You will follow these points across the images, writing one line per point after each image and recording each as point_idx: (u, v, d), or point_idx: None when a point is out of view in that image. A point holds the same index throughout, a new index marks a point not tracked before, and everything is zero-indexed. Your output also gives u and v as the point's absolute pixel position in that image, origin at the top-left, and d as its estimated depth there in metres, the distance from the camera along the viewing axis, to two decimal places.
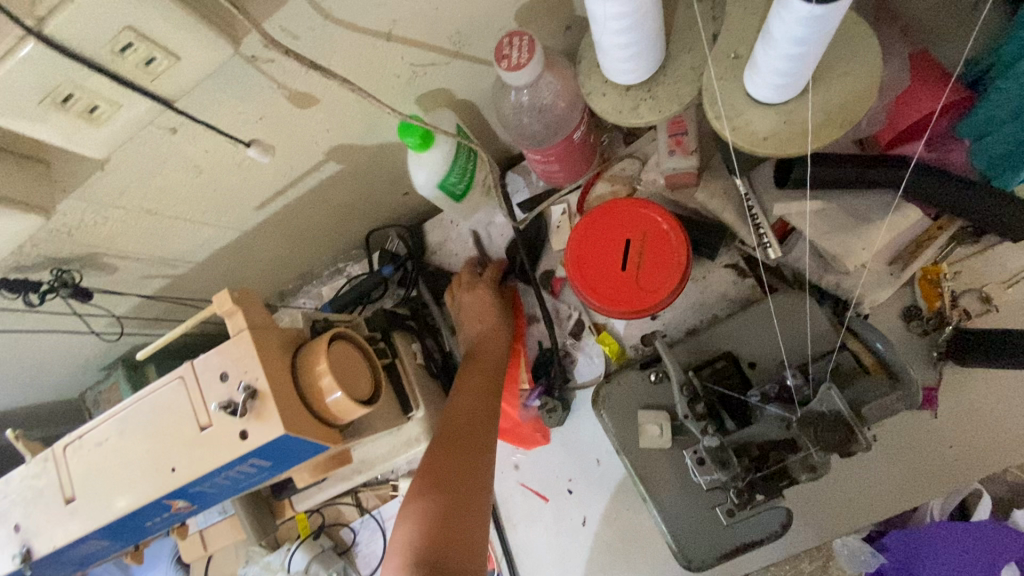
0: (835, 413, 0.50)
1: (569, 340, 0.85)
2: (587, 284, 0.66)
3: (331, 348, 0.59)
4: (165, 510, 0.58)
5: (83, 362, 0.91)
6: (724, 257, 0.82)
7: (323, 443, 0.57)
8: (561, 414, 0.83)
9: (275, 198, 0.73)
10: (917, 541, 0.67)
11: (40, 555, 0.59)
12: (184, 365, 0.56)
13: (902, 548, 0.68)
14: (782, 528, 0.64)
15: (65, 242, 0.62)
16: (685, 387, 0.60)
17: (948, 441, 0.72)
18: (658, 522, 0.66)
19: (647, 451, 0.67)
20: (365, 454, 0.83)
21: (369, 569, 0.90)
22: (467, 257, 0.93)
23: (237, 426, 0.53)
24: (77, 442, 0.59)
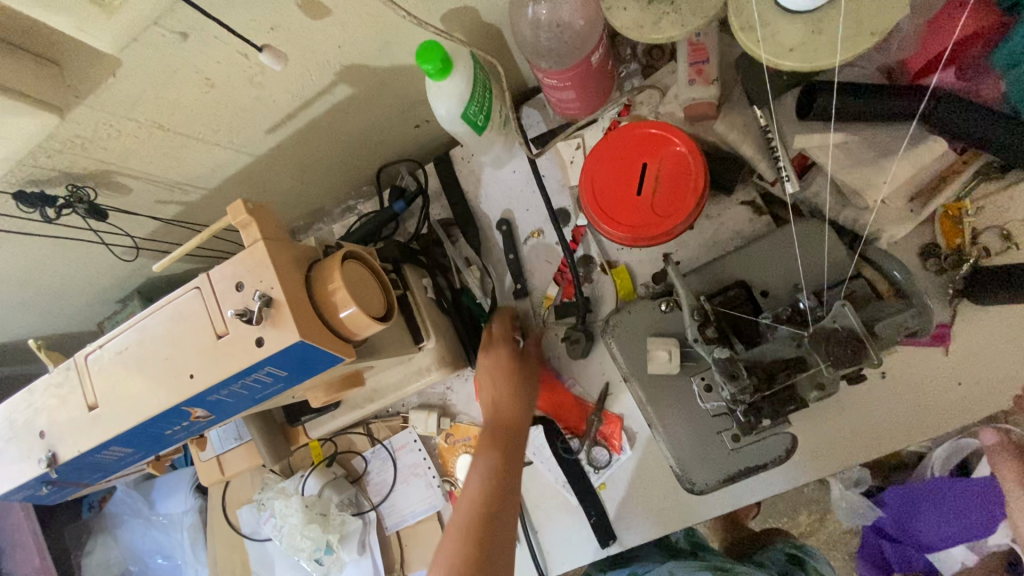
0: (847, 329, 0.50)
1: (584, 276, 0.85)
2: (601, 210, 0.65)
3: (344, 265, 0.59)
4: (185, 418, 0.60)
5: (100, 290, 0.92)
6: (740, 194, 0.81)
7: (338, 354, 0.57)
8: (585, 344, 0.82)
9: (287, 122, 0.73)
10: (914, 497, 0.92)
11: (65, 459, 0.61)
12: (200, 277, 0.56)
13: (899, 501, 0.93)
14: (786, 453, 0.65)
15: (79, 155, 0.62)
16: (696, 312, 0.60)
17: (959, 378, 0.72)
18: (663, 446, 0.67)
19: (656, 377, 0.67)
20: (376, 383, 0.84)
21: (380, 496, 0.93)
22: (478, 195, 0.92)
23: (253, 333, 0.54)
24: (98, 351, 0.60)
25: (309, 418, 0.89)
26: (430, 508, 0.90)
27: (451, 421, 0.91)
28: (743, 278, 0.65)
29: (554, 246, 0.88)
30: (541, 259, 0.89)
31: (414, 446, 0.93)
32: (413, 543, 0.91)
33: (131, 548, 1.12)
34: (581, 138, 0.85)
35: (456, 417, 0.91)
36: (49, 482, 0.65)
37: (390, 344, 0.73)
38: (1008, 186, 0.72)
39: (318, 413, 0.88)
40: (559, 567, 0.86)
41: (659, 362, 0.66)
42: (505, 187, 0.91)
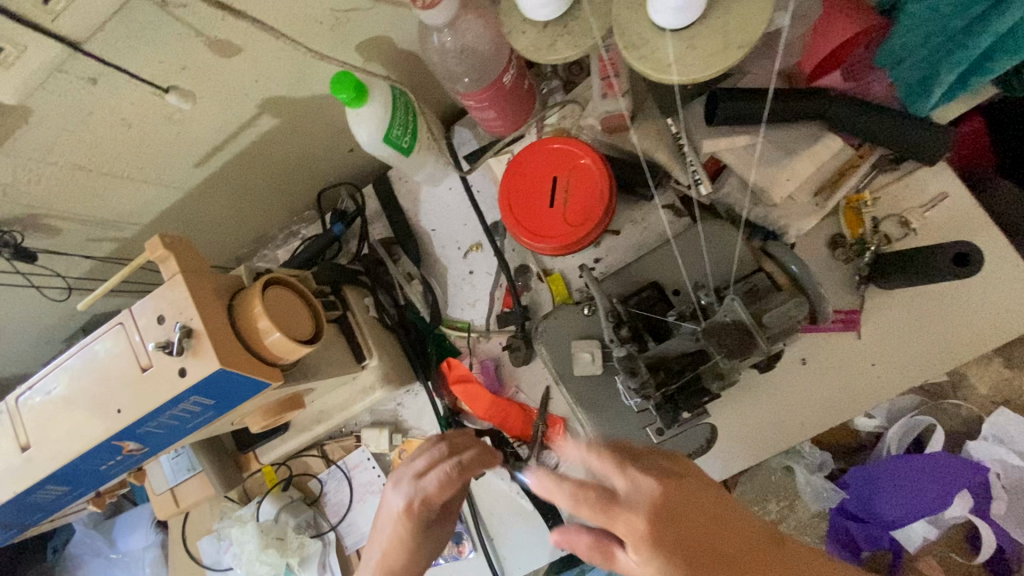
0: (737, 322, 0.54)
1: (520, 286, 0.88)
2: (518, 223, 0.68)
3: (267, 292, 0.61)
4: (118, 453, 0.61)
5: (43, 331, 0.92)
6: (662, 198, 0.85)
7: (264, 379, 0.59)
8: (525, 352, 0.85)
9: (215, 154, 0.75)
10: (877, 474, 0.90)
11: (1, 502, 0.62)
12: (123, 313, 0.58)
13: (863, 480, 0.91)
14: (708, 443, 0.68)
15: (1, 200, 0.63)
16: (609, 314, 0.63)
17: (871, 359, 0.76)
18: (594, 445, 0.70)
19: (583, 378, 0.70)
20: (323, 404, 0.86)
21: (338, 516, 0.94)
22: (417, 213, 0.95)
23: (176, 365, 0.55)
24: (28, 393, 0.61)
25: (260, 443, 0.89)
26: None
27: (404, 436, 0.93)
28: (657, 279, 0.68)
29: (493, 259, 0.91)
30: (479, 272, 0.92)
31: (368, 464, 0.94)
32: None
33: None
34: (509, 153, 0.88)
35: (408, 431, 0.93)
36: None
37: (328, 365, 0.75)
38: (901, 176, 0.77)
39: (269, 438, 0.89)
40: (516, 571, 0.88)
41: (584, 364, 0.69)
42: (442, 204, 0.94)
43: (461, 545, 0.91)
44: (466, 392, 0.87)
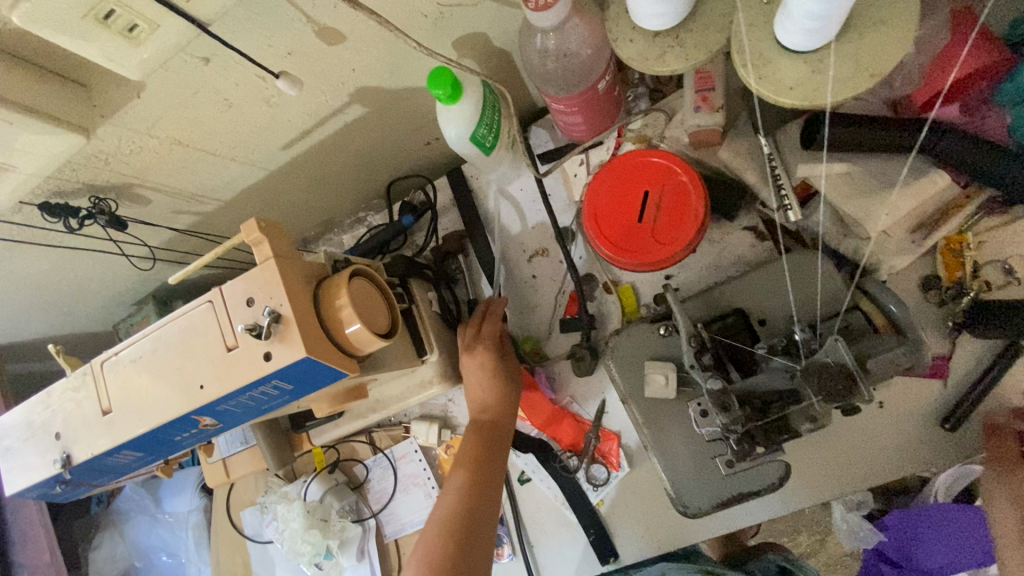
0: (839, 363, 0.51)
1: (590, 295, 0.87)
2: (602, 235, 0.66)
3: (350, 283, 0.61)
4: (194, 426, 0.62)
5: (117, 293, 0.95)
6: (743, 220, 0.82)
7: (341, 370, 0.59)
8: (590, 362, 0.84)
9: (301, 139, 0.75)
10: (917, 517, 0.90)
11: (79, 461, 0.64)
12: (213, 291, 0.59)
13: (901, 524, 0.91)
14: (779, 480, 0.65)
15: (102, 169, 0.65)
16: (693, 339, 0.61)
17: (956, 410, 0.72)
18: (657, 469, 0.68)
19: (652, 399, 0.68)
20: (379, 393, 0.86)
21: (380, 504, 0.95)
22: (486, 212, 0.94)
23: (261, 348, 0.56)
24: (113, 358, 0.63)
25: (313, 425, 0.90)
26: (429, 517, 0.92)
27: (452, 433, 0.93)
28: (742, 306, 0.66)
29: (561, 264, 0.90)
30: (546, 276, 0.91)
31: (414, 456, 0.94)
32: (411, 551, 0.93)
33: (137, 544, 1.15)
34: (586, 157, 0.87)
35: (457, 429, 0.93)
36: (62, 482, 0.67)
37: (393, 358, 0.75)
38: (1011, 222, 0.72)
39: (322, 421, 0.90)
40: None
41: (657, 386, 0.67)
42: (512, 205, 0.93)
43: (500, 548, 0.91)
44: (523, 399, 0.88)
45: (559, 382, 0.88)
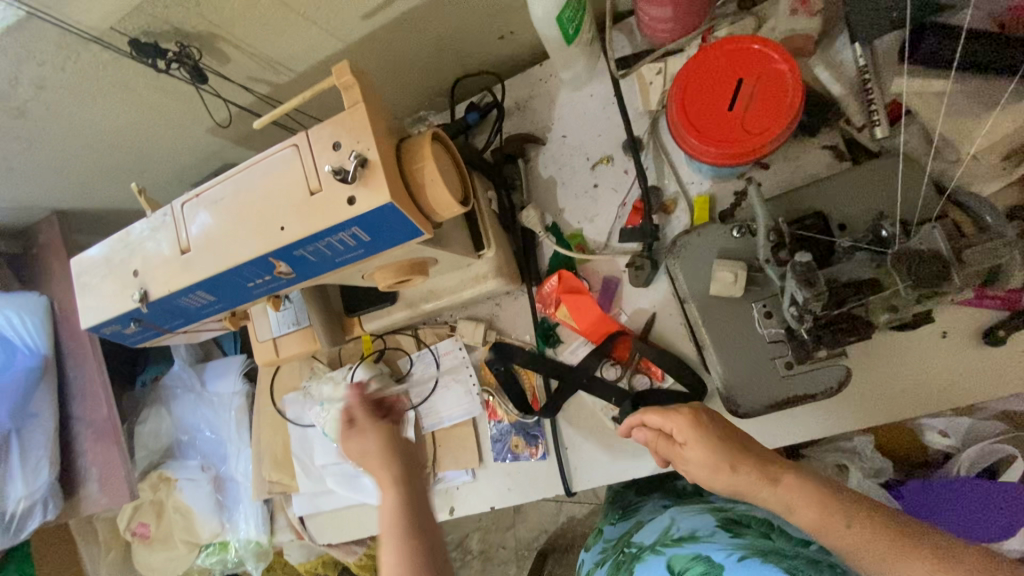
0: (933, 253, 0.50)
1: (655, 207, 0.86)
2: (686, 123, 0.64)
3: (432, 143, 0.61)
4: (267, 272, 0.63)
5: (183, 166, 0.96)
6: (823, 138, 0.80)
7: (419, 227, 0.59)
8: (649, 271, 0.84)
9: (382, 10, 0.74)
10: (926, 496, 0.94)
11: (156, 297, 0.66)
12: (298, 135, 0.59)
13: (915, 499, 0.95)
14: (839, 387, 0.65)
15: (192, 11, 0.65)
16: (772, 232, 0.60)
17: (1021, 346, 0.71)
18: (713, 366, 0.68)
19: (717, 299, 0.68)
20: (434, 283, 0.88)
21: (420, 398, 0.98)
22: (552, 117, 0.93)
23: (346, 192, 0.56)
24: (195, 200, 0.64)
25: (367, 310, 0.91)
26: (468, 413, 0.95)
27: (497, 334, 0.95)
28: (822, 209, 0.64)
29: (625, 174, 0.88)
30: (609, 187, 0.89)
31: (458, 354, 0.97)
32: (446, 445, 0.97)
33: (180, 420, 1.20)
34: (665, 63, 0.84)
35: (502, 331, 0.95)
36: (136, 321, 0.70)
37: (455, 241, 0.75)
38: None
39: (374, 308, 0.91)
40: (584, 484, 0.89)
41: (724, 283, 0.66)
42: (580, 111, 0.91)
43: (534, 448, 0.92)
44: (573, 303, 0.88)
45: (615, 297, 0.88)
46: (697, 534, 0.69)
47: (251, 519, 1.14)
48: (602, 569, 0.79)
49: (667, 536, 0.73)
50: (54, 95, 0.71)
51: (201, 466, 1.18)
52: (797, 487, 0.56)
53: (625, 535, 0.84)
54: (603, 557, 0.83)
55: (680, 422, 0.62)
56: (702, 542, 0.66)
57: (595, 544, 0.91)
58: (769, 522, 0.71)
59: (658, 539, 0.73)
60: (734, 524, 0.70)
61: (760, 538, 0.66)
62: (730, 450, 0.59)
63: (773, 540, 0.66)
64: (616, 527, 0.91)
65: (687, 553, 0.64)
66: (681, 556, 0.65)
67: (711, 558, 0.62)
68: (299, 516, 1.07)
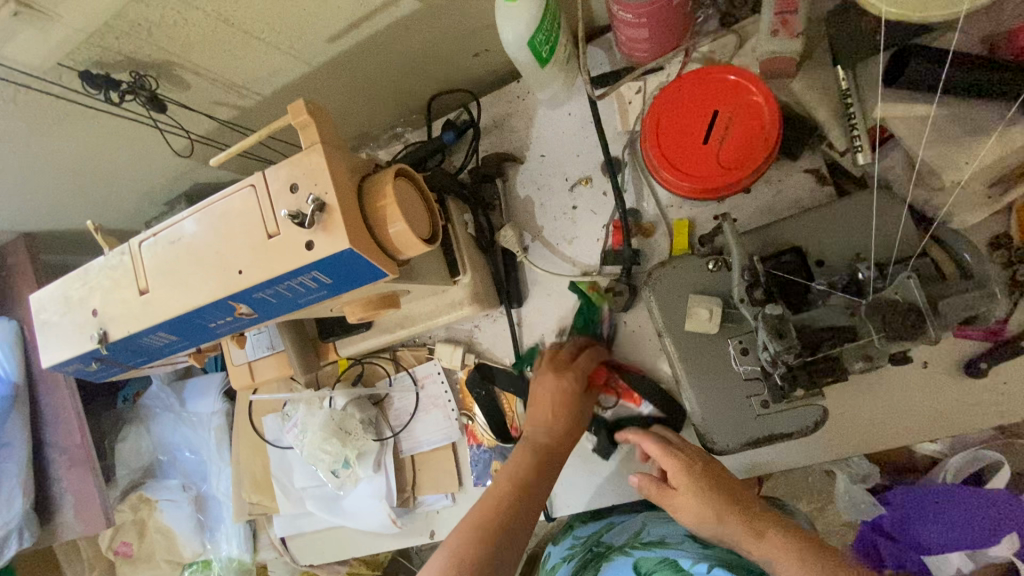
0: (909, 303, 0.48)
1: (635, 231, 0.84)
2: (661, 155, 0.62)
3: (396, 181, 0.59)
4: (229, 313, 0.62)
5: (152, 188, 0.94)
6: (806, 161, 0.78)
7: (382, 269, 0.57)
8: (628, 298, 0.82)
9: (348, 33, 0.71)
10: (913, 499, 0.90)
11: (116, 338, 0.64)
12: (255, 175, 0.57)
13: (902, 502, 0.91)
14: (815, 425, 0.64)
15: (145, 42, 0.62)
16: (748, 272, 0.59)
17: (1004, 377, 0.70)
18: (689, 402, 0.67)
19: (693, 334, 0.66)
20: (409, 309, 0.86)
21: (399, 421, 0.97)
22: (530, 135, 0.90)
23: (304, 237, 0.54)
24: (152, 239, 0.62)
25: (342, 336, 0.90)
26: (447, 438, 0.94)
27: (476, 357, 0.93)
28: (800, 245, 0.63)
29: (605, 196, 0.86)
30: (588, 208, 0.87)
31: (437, 378, 0.96)
32: (426, 468, 0.96)
33: (161, 439, 1.19)
34: (644, 83, 0.83)
35: (480, 353, 0.94)
36: (98, 360, 0.68)
37: (426, 272, 0.73)
38: None
39: (349, 333, 0.89)
40: (564, 510, 0.88)
41: (700, 319, 0.65)
42: (559, 129, 0.89)
43: None
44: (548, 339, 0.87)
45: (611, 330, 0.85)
46: (666, 540, 0.70)
47: (233, 539, 1.13)
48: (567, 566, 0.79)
49: (636, 539, 0.74)
50: (5, 126, 0.68)
51: (182, 486, 1.17)
52: (779, 542, 0.57)
53: (596, 534, 0.84)
54: (570, 552, 0.83)
55: (674, 467, 0.63)
56: (672, 549, 0.67)
57: (563, 540, 0.89)
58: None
59: (628, 541, 0.75)
60: (706, 535, 0.72)
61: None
62: (718, 503, 0.61)
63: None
64: (588, 526, 0.89)
65: (655, 556, 0.66)
66: (648, 558, 0.66)
67: (678, 563, 0.63)
68: (280, 537, 1.06)
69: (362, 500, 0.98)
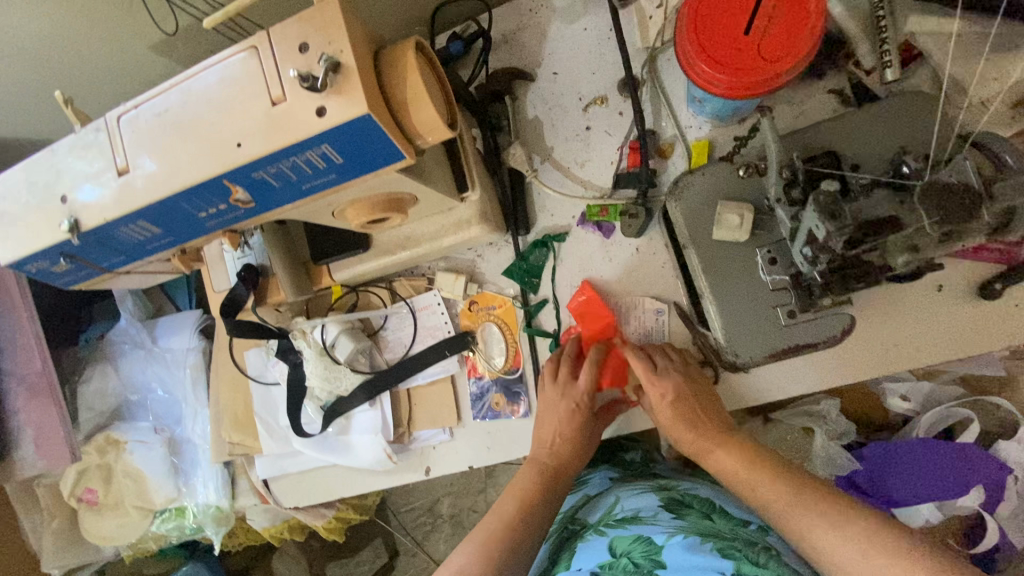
0: (964, 187, 0.46)
1: (654, 155, 0.81)
2: (699, 49, 0.59)
3: (417, 56, 0.53)
4: (223, 200, 0.55)
5: (125, 90, 0.85)
6: (830, 81, 0.75)
7: (400, 150, 0.52)
8: (643, 221, 0.80)
9: None
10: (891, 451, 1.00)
11: (88, 226, 0.56)
12: (256, 35, 0.50)
13: (876, 454, 1.01)
14: (842, 334, 0.62)
15: None
16: (785, 170, 0.56)
17: (1014, 298, 0.70)
18: (711, 314, 0.64)
19: (720, 242, 0.64)
20: (412, 229, 0.81)
21: (397, 354, 0.92)
22: (542, 52, 0.86)
23: (315, 102, 0.48)
24: (133, 113, 0.55)
25: (337, 258, 0.83)
26: (445, 371, 0.90)
27: (479, 288, 0.90)
28: (835, 149, 0.60)
29: (623, 117, 0.83)
30: (605, 129, 0.84)
31: (437, 309, 0.91)
32: (422, 403, 0.92)
33: (129, 378, 1.11)
34: None
35: (484, 284, 0.90)
36: (67, 256, 0.60)
37: (435, 176, 0.68)
38: None
39: (343, 255, 0.83)
40: None
41: (730, 226, 0.62)
42: (574, 45, 0.85)
43: (516, 406, 0.88)
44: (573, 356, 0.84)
45: (624, 264, 0.83)
46: (641, 514, 0.75)
47: (211, 484, 1.06)
48: (548, 544, 0.84)
49: (610, 515, 0.78)
50: None
51: (153, 428, 1.10)
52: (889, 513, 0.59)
53: (572, 510, 0.89)
54: (553, 530, 0.87)
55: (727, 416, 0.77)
56: (646, 524, 0.72)
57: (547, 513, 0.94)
58: (709, 503, 0.79)
59: (603, 518, 0.78)
60: (676, 504, 0.77)
61: (698, 518, 0.74)
62: (686, 417, 0.75)
63: (713, 522, 0.73)
64: (569, 499, 0.93)
65: (629, 536, 0.70)
66: (623, 537, 0.70)
67: (652, 539, 0.68)
68: (264, 479, 1.00)
69: (355, 435, 0.93)
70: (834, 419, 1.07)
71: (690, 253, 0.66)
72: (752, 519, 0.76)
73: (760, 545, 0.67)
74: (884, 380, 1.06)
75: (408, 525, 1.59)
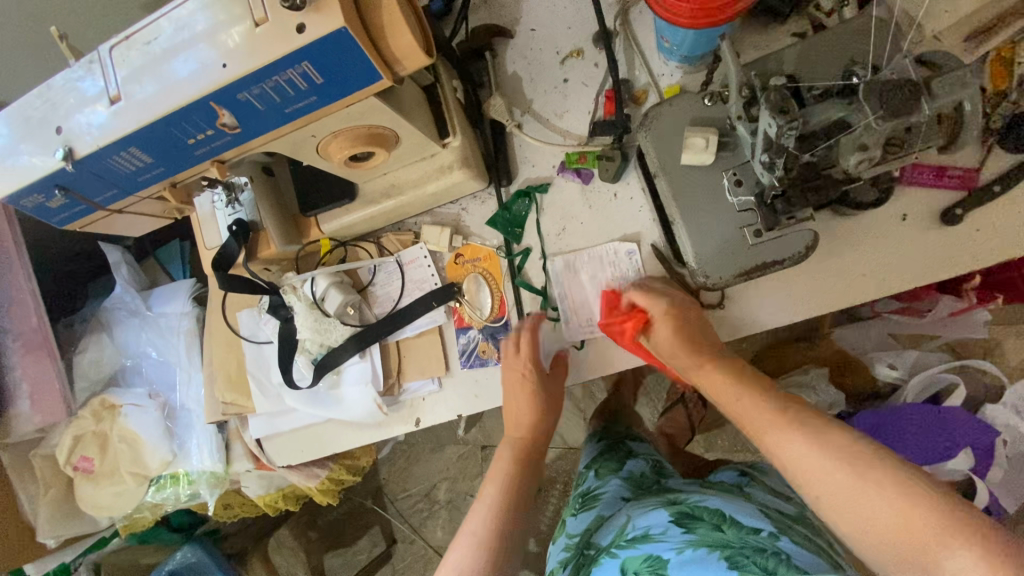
0: (904, 82, 0.49)
1: (629, 102, 0.84)
2: None
3: None
4: (211, 124, 0.58)
5: None
6: (793, 25, 0.78)
7: (377, 70, 0.55)
8: (619, 163, 0.82)
9: None
10: (883, 419, 1.02)
11: (81, 153, 0.59)
12: None
13: (869, 425, 1.02)
14: (806, 250, 0.65)
15: None
16: (744, 88, 0.59)
17: (977, 225, 0.72)
18: (681, 237, 0.67)
19: (688, 167, 0.67)
20: (396, 177, 0.84)
21: (386, 306, 0.95)
22: (520, 11, 0.90)
23: (294, 20, 0.51)
24: (124, 43, 0.58)
25: (325, 208, 0.86)
26: (432, 321, 0.92)
27: (464, 240, 0.92)
28: (793, 73, 0.63)
29: (598, 68, 0.86)
30: (581, 80, 0.87)
31: (423, 262, 0.93)
32: (411, 355, 0.93)
33: (124, 346, 1.13)
34: None
35: (468, 236, 0.92)
36: (62, 189, 0.63)
37: (415, 115, 0.71)
38: None
39: (331, 205, 0.86)
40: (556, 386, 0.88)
41: (696, 150, 0.65)
42: (550, 2, 0.89)
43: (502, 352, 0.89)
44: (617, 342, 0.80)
45: (603, 209, 0.85)
46: (650, 532, 0.71)
47: (205, 448, 1.07)
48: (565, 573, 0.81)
49: (621, 535, 0.74)
50: None
51: (149, 394, 1.11)
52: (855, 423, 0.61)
53: (588, 530, 0.83)
54: (566, 557, 0.83)
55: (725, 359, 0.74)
56: (657, 542, 0.68)
57: (559, 537, 0.89)
58: (721, 511, 0.71)
59: (615, 539, 0.75)
60: (687, 517, 0.71)
61: (709, 530, 0.68)
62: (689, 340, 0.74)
63: (724, 531, 0.67)
64: (578, 518, 0.88)
65: (639, 555, 0.68)
66: (632, 558, 0.68)
67: (659, 556, 0.66)
68: (257, 438, 1.01)
69: (346, 388, 0.94)
70: (823, 390, 1.09)
71: (660, 181, 0.69)
72: (764, 525, 0.67)
73: (769, 551, 0.62)
74: (875, 351, 1.11)
75: (405, 512, 1.59)
